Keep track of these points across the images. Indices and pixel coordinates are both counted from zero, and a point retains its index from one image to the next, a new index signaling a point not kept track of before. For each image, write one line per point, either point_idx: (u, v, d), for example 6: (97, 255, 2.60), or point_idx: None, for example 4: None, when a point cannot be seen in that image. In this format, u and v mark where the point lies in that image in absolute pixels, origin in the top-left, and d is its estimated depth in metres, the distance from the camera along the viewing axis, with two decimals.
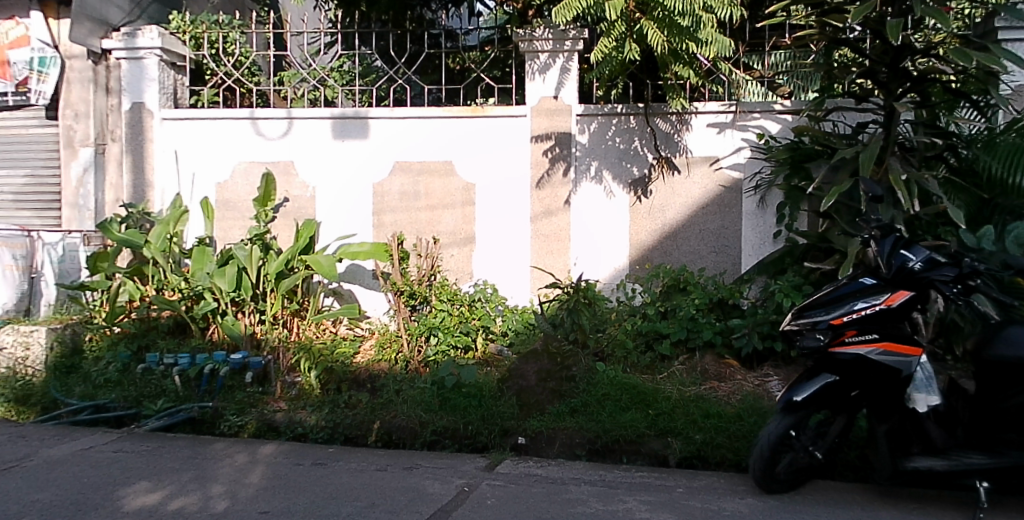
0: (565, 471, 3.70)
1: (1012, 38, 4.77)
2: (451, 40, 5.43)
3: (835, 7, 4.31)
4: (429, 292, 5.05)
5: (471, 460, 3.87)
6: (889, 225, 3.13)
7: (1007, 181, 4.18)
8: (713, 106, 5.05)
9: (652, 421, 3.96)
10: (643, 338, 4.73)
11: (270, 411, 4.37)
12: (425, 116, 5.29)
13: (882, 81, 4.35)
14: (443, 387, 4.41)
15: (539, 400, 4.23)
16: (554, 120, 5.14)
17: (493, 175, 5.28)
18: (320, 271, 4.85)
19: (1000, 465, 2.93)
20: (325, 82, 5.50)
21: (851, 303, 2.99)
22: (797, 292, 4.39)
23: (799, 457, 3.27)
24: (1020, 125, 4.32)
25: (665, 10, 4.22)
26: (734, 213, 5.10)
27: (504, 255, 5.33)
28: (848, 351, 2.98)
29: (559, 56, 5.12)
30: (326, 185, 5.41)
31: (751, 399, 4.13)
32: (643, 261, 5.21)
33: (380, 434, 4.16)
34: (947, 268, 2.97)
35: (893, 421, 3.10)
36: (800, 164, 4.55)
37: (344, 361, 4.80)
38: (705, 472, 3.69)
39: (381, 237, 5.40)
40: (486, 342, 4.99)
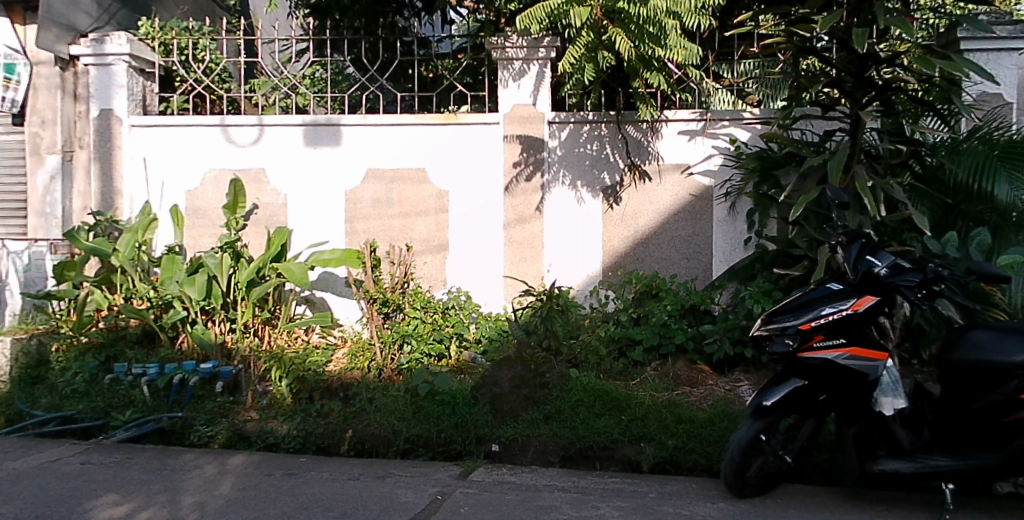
0: (538, 478, 3.70)
1: (974, 48, 4.87)
2: (424, 48, 5.48)
3: (802, 17, 4.38)
4: (402, 300, 5.05)
5: (445, 468, 3.87)
6: (856, 231, 3.17)
7: (973, 188, 4.30)
8: (684, 114, 5.11)
9: (625, 427, 3.97)
10: (616, 345, 4.75)
11: (240, 421, 4.33)
12: (398, 123, 5.28)
13: (848, 90, 4.39)
14: (418, 395, 4.40)
15: (513, 407, 4.19)
16: (526, 127, 5.16)
17: (467, 183, 5.29)
18: (292, 279, 4.80)
19: (965, 466, 2.96)
20: (297, 89, 5.45)
21: (819, 308, 3.03)
22: (767, 298, 4.45)
23: (769, 461, 3.29)
24: (982, 133, 4.45)
25: (633, 18, 4.25)
26: (705, 220, 5.16)
27: (477, 263, 5.33)
28: (816, 356, 3.03)
29: (533, 64, 5.15)
30: (297, 192, 5.38)
31: (723, 404, 4.17)
32: (615, 267, 5.24)
33: (354, 443, 4.14)
34: (911, 274, 3.03)
35: (861, 425, 3.11)
36: (769, 172, 4.62)
37: (317, 369, 4.76)
38: (677, 477, 3.72)
39: (354, 244, 5.38)
40: (460, 349, 4.99)
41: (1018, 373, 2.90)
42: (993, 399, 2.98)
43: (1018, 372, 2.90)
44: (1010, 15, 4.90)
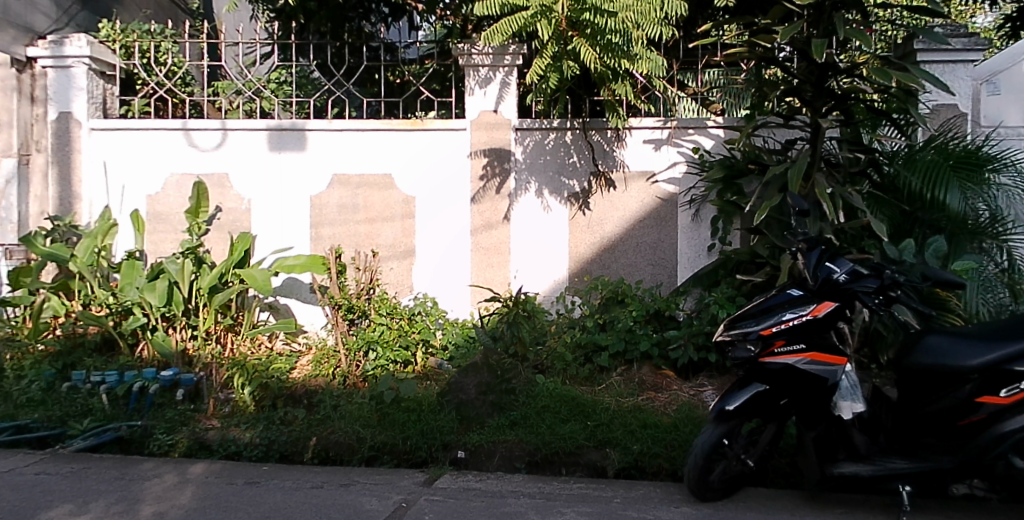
0: (504, 484, 3.69)
1: (930, 60, 4.97)
2: (391, 53, 5.41)
3: (763, 28, 4.46)
4: (368, 306, 5.00)
5: (410, 475, 3.85)
6: (815, 238, 3.23)
7: (927, 196, 4.43)
8: (649, 122, 5.16)
9: (590, 433, 3.99)
10: (582, 351, 4.77)
11: (201, 429, 4.26)
12: (364, 129, 5.26)
13: (808, 100, 4.48)
14: (383, 402, 4.39)
15: (479, 414, 4.20)
16: (493, 134, 5.18)
17: (434, 188, 5.28)
18: (254, 285, 4.74)
19: (922, 469, 3.02)
20: (261, 93, 5.39)
21: (779, 314, 3.08)
22: (731, 304, 4.51)
23: (731, 464, 3.34)
24: (936, 143, 4.61)
25: (597, 30, 4.30)
26: (670, 227, 5.22)
27: (444, 269, 5.33)
28: (777, 361, 3.07)
29: (499, 71, 5.17)
30: (261, 197, 5.32)
31: (687, 409, 4.21)
32: (581, 273, 5.27)
33: (317, 450, 4.08)
34: (869, 280, 3.09)
35: (821, 429, 3.17)
36: (733, 180, 4.67)
37: (281, 376, 4.71)
38: (643, 481, 3.74)
39: (319, 250, 5.33)
40: (426, 356, 4.95)
41: (971, 377, 2.94)
42: (948, 403, 3.03)
43: (972, 376, 2.94)
44: (965, 27, 4.97)
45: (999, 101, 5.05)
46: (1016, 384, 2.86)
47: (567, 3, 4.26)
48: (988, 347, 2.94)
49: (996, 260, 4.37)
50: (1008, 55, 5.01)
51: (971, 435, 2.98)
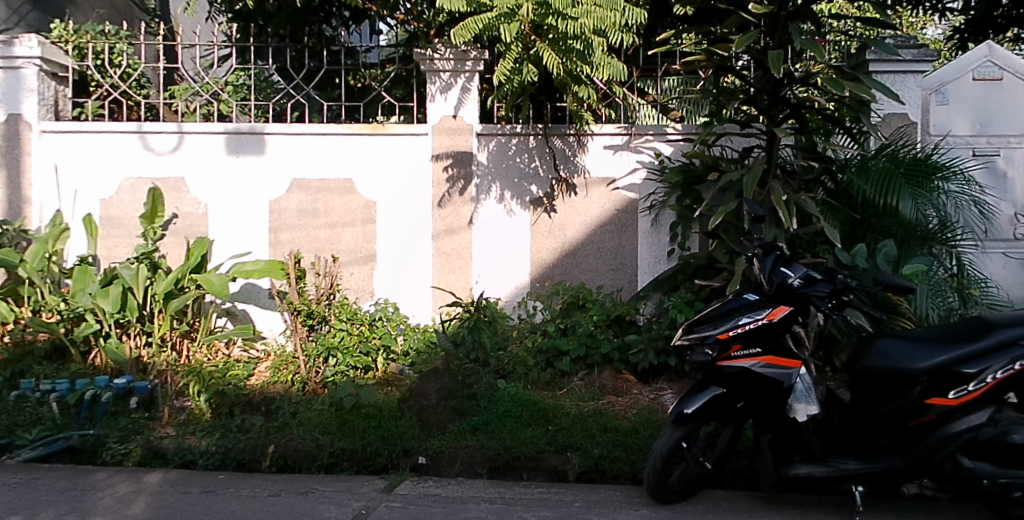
0: (465, 490, 3.68)
1: (881, 70, 5.05)
2: (352, 57, 5.40)
3: (721, 36, 4.54)
4: (328, 312, 4.98)
5: (370, 482, 3.81)
6: (770, 244, 3.29)
7: (879, 203, 4.53)
8: (610, 128, 5.21)
9: (552, 437, 4.00)
10: (543, 356, 4.78)
11: (156, 437, 4.17)
12: (325, 133, 5.22)
13: (764, 108, 4.55)
14: (342, 408, 4.37)
15: (440, 419, 4.18)
16: (455, 139, 5.19)
17: (395, 193, 5.26)
18: (211, 291, 4.67)
19: (873, 469, 3.09)
20: (219, 96, 5.33)
21: (736, 318, 3.11)
22: (689, 309, 4.57)
23: (689, 468, 3.38)
24: (888, 151, 4.74)
25: (560, 34, 4.33)
26: (630, 232, 5.27)
27: (405, 274, 5.31)
28: (734, 365, 3.10)
29: (460, 76, 5.17)
30: (218, 201, 5.24)
31: (646, 413, 4.25)
32: (543, 278, 5.30)
33: (275, 458, 4.00)
34: (822, 284, 3.15)
35: (777, 430, 3.25)
36: (690, 187, 4.76)
37: (238, 383, 4.65)
38: (603, 485, 3.74)
39: (277, 256, 5.28)
40: (387, 362, 4.93)
41: (922, 379, 3.00)
42: (900, 404, 3.09)
43: (923, 378, 3.00)
44: (915, 38, 5.08)
45: (947, 111, 5.19)
46: (964, 385, 2.95)
47: (532, 7, 4.27)
48: (938, 349, 3.01)
49: (945, 265, 4.51)
50: (955, 66, 5.17)
51: (921, 435, 3.07)
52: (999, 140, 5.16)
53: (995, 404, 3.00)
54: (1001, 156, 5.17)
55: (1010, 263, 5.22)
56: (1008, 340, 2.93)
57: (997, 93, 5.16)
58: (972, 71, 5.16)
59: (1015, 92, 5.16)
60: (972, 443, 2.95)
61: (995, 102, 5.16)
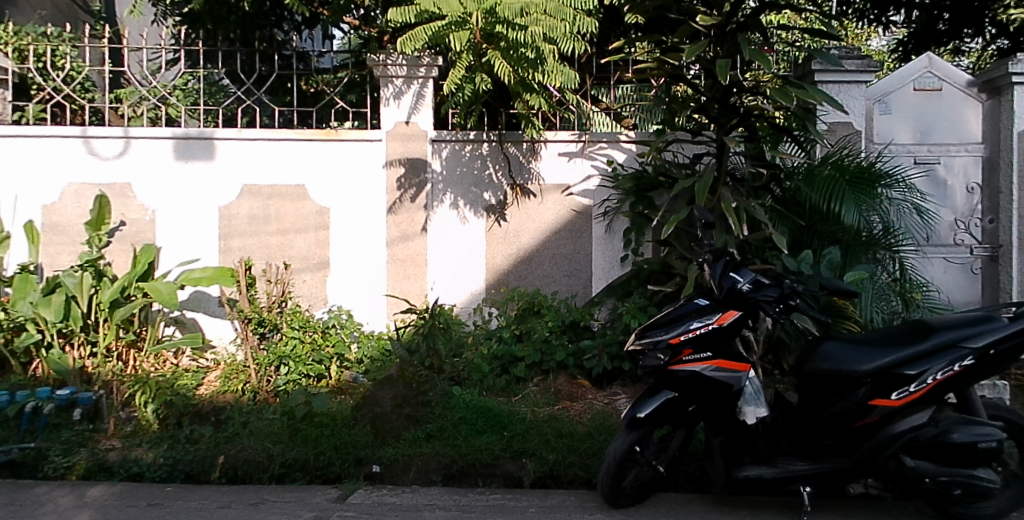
0: (419, 498, 3.66)
1: (827, 80, 5.18)
2: (304, 62, 5.32)
3: (672, 46, 4.61)
4: (280, 319, 4.91)
5: (322, 491, 3.76)
6: (720, 249, 3.33)
7: (827, 210, 4.62)
8: (564, 135, 5.26)
9: (507, 444, 4.01)
10: (498, 362, 4.79)
11: (101, 450, 4.05)
12: (276, 138, 5.16)
13: (714, 116, 4.63)
14: (294, 417, 4.32)
15: (395, 427, 4.15)
16: (409, 145, 5.18)
17: (349, 199, 5.23)
18: (159, 299, 4.57)
19: (820, 470, 3.16)
20: (167, 100, 5.22)
21: (687, 322, 3.16)
22: (643, 313, 4.62)
23: (643, 471, 3.40)
24: (833, 160, 4.81)
25: (511, 43, 4.36)
26: (584, 238, 5.33)
27: (359, 281, 5.27)
28: (685, 369, 3.15)
29: (414, 83, 5.17)
30: (166, 207, 5.14)
31: (601, 418, 4.28)
32: (498, 284, 5.32)
33: (225, 469, 3.91)
34: (770, 289, 3.21)
35: (727, 433, 3.30)
36: (643, 193, 4.84)
37: (186, 393, 4.57)
38: (558, 491, 3.75)
39: (228, 262, 5.20)
40: (341, 370, 4.88)
41: (865, 381, 3.08)
42: (844, 406, 3.16)
43: (865, 380, 3.08)
44: (859, 49, 5.19)
45: (890, 120, 5.35)
46: (906, 386, 3.04)
47: (481, 15, 4.31)
48: (879, 352, 3.09)
49: (889, 269, 4.66)
50: (897, 76, 5.30)
51: (866, 435, 3.15)
52: (939, 148, 5.34)
53: (935, 404, 3.10)
54: (941, 164, 5.35)
55: (950, 267, 5.40)
56: (946, 343, 3.04)
57: (937, 102, 5.33)
58: (914, 81, 5.30)
59: (954, 101, 5.33)
60: (913, 442, 3.05)
61: (936, 112, 5.33)
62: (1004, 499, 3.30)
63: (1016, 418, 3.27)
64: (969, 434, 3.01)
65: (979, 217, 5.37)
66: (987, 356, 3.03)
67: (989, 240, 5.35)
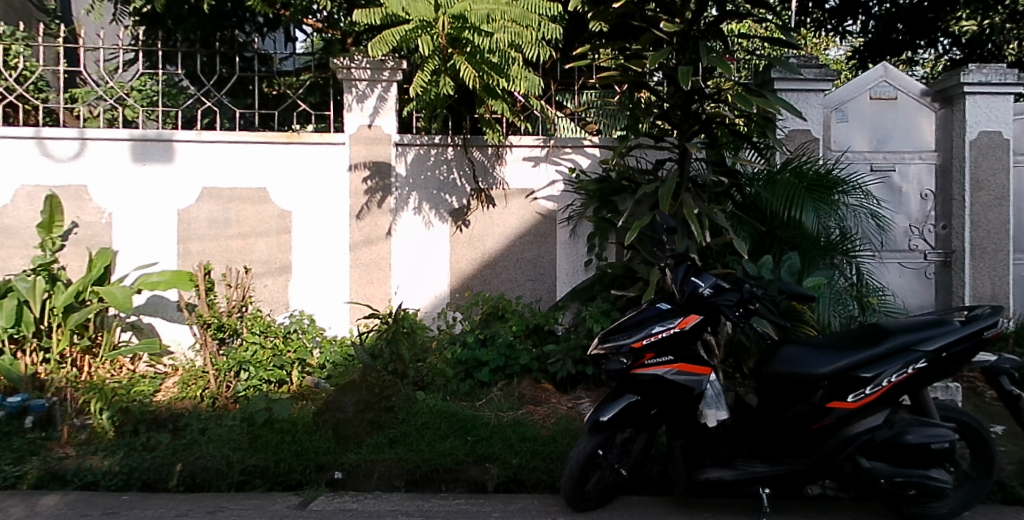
0: (381, 504, 3.63)
1: (786, 88, 5.25)
2: (266, 64, 5.30)
3: (635, 53, 4.65)
4: (240, 324, 4.86)
5: (283, 499, 3.70)
6: (682, 254, 3.36)
7: (786, 216, 4.67)
8: (528, 140, 5.29)
9: (470, 448, 3.99)
10: (462, 367, 4.78)
11: (54, 458, 3.95)
12: (237, 141, 5.11)
13: (677, 123, 4.68)
14: (254, 423, 4.26)
15: (357, 432, 4.12)
16: (373, 148, 5.15)
17: (311, 203, 5.18)
18: (113, 302, 4.50)
19: (778, 472, 3.21)
20: (124, 101, 5.12)
21: (650, 326, 3.18)
22: (606, 318, 4.64)
23: (605, 474, 3.43)
24: (792, 166, 4.88)
25: (476, 48, 4.36)
26: (549, 243, 5.35)
27: (322, 286, 5.22)
28: (648, 373, 3.16)
29: (377, 86, 5.16)
30: (122, 210, 5.04)
31: (564, 422, 4.29)
32: (462, 289, 5.31)
33: (183, 476, 3.85)
34: (730, 293, 3.25)
35: (687, 436, 3.32)
36: (607, 198, 4.89)
37: (143, 400, 4.47)
38: (521, 495, 3.75)
39: (187, 267, 5.11)
40: (303, 375, 4.85)
41: (822, 384, 3.12)
42: (803, 408, 3.20)
43: (823, 382, 3.12)
44: (817, 59, 5.29)
45: (847, 128, 5.46)
46: (862, 389, 3.09)
47: (448, 20, 4.31)
48: (837, 355, 3.14)
49: (846, 274, 4.73)
50: (854, 85, 5.41)
51: (823, 437, 3.19)
52: (895, 156, 5.46)
53: (890, 406, 3.17)
54: (897, 171, 5.47)
55: (905, 272, 5.52)
56: (900, 347, 3.11)
57: (892, 111, 5.46)
58: (870, 90, 5.42)
59: (909, 110, 5.47)
60: (869, 444, 3.11)
61: (891, 121, 5.46)
62: (956, 499, 3.38)
63: (967, 420, 3.34)
64: (923, 435, 3.08)
65: (933, 223, 5.50)
66: (940, 359, 3.11)
67: (942, 245, 5.49)
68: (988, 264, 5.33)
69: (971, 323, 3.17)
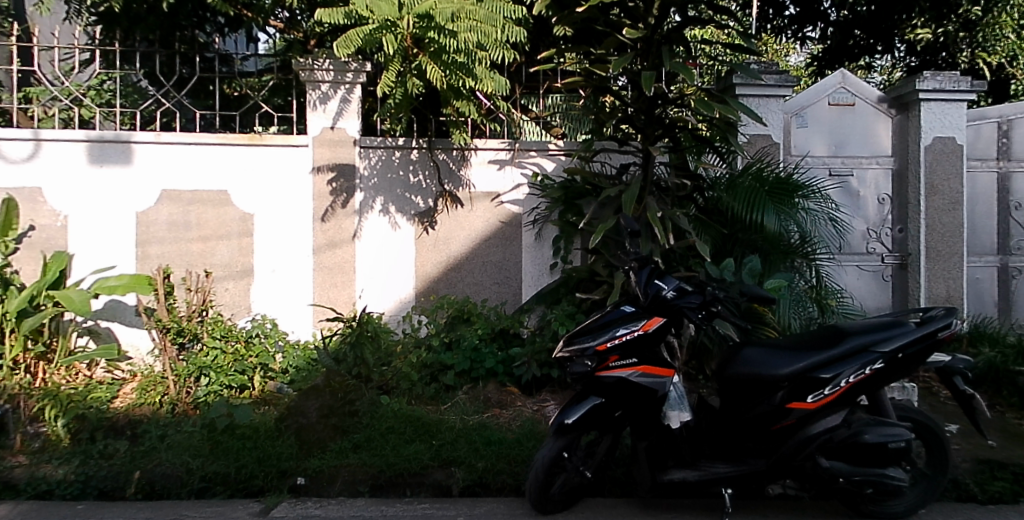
0: (344, 510, 3.60)
1: (747, 94, 5.33)
2: (227, 65, 5.18)
3: (599, 57, 4.68)
4: (200, 329, 4.78)
5: (244, 506, 3.65)
6: (645, 256, 3.37)
7: (747, 219, 4.73)
8: (493, 143, 5.30)
9: (435, 452, 3.96)
10: (428, 370, 4.76)
11: (6, 467, 3.86)
12: (198, 142, 5.03)
13: (640, 127, 4.75)
14: (215, 429, 4.20)
15: (320, 438, 4.08)
16: (337, 151, 5.12)
17: (274, 206, 5.13)
18: (71, 307, 4.40)
19: (740, 472, 3.24)
20: (80, 101, 5.04)
21: (613, 329, 3.20)
22: (570, 320, 4.66)
23: (570, 477, 3.43)
24: (752, 170, 4.92)
25: (441, 48, 4.36)
26: (514, 246, 5.36)
27: (285, 290, 5.17)
28: (612, 375, 3.18)
29: (341, 88, 5.13)
30: (79, 212, 4.94)
31: (530, 425, 4.29)
32: (428, 292, 5.29)
33: (141, 484, 3.77)
34: (692, 296, 3.27)
35: (652, 437, 3.32)
36: (572, 202, 4.92)
37: (100, 407, 4.37)
38: (486, 499, 3.74)
39: (145, 270, 5.03)
40: (265, 380, 4.82)
41: (783, 384, 3.17)
42: (764, 409, 3.23)
43: (783, 383, 3.17)
44: (777, 65, 5.38)
45: (807, 133, 5.55)
46: (821, 389, 3.15)
47: (413, 19, 4.28)
48: (796, 356, 3.19)
49: (806, 277, 4.81)
50: (813, 91, 5.51)
51: (784, 437, 3.23)
52: (853, 161, 5.58)
53: (848, 406, 3.23)
54: (854, 176, 5.59)
55: (863, 275, 5.64)
56: (858, 348, 3.17)
57: (850, 117, 5.57)
58: (829, 96, 5.52)
59: (867, 116, 5.59)
60: (828, 443, 3.16)
61: (850, 126, 5.57)
62: (912, 498, 3.44)
63: (923, 418, 3.41)
64: (880, 434, 3.14)
65: (890, 227, 5.63)
66: (896, 359, 3.18)
67: (898, 248, 5.62)
68: (944, 266, 5.45)
69: (926, 325, 3.25)
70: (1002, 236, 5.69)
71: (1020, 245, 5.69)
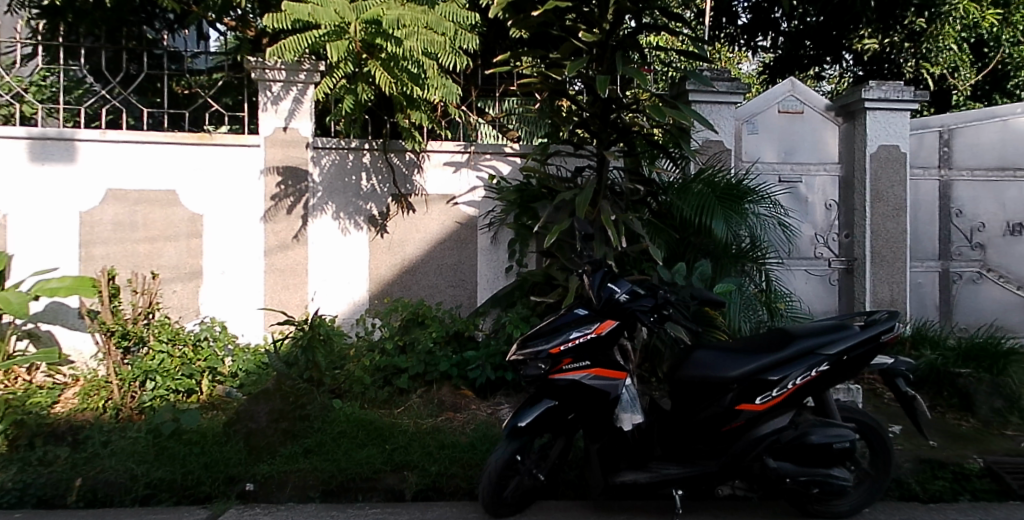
0: (294, 515, 3.55)
1: (700, 100, 5.41)
2: (176, 62, 5.13)
3: (554, 61, 4.72)
4: (146, 332, 4.68)
5: (190, 512, 3.58)
6: (598, 260, 3.40)
7: (699, 224, 4.81)
8: (449, 146, 5.32)
9: (388, 456, 3.92)
10: (381, 374, 4.72)
11: None
12: (146, 141, 4.93)
13: (595, 131, 4.80)
14: (160, 435, 4.11)
15: (270, 442, 4.00)
16: (289, 151, 5.08)
17: (225, 206, 5.04)
18: (9, 309, 4.27)
19: (691, 473, 3.26)
20: (21, 97, 4.90)
21: (567, 332, 3.21)
22: (524, 323, 4.68)
23: (524, 480, 3.42)
24: (705, 175, 4.99)
25: (391, 55, 4.34)
26: (469, 248, 5.36)
27: (235, 293, 5.08)
28: (565, 378, 3.19)
29: (293, 87, 5.08)
30: (19, 211, 4.78)
31: (484, 427, 4.29)
32: (382, 295, 5.26)
33: (83, 492, 3.67)
34: (645, 299, 3.30)
35: (605, 440, 3.34)
36: (528, 205, 4.94)
37: (40, 412, 4.24)
38: (438, 503, 3.73)
39: (89, 272, 4.90)
40: (213, 384, 4.75)
41: (733, 386, 3.23)
42: (714, 410, 3.28)
43: (732, 385, 3.22)
44: (729, 72, 5.43)
45: (757, 139, 5.66)
46: (769, 391, 3.21)
47: (361, 26, 4.30)
48: (746, 358, 3.25)
49: (756, 280, 4.90)
50: (764, 98, 5.63)
51: (733, 438, 3.28)
52: (801, 168, 5.71)
53: (795, 407, 3.30)
54: (803, 182, 5.72)
55: (811, 279, 5.77)
56: (805, 350, 3.25)
57: (800, 124, 5.71)
58: (778, 103, 5.65)
59: (815, 124, 5.73)
60: (775, 444, 3.22)
61: (799, 133, 5.70)
62: (855, 498, 3.52)
63: (866, 420, 3.49)
64: (825, 435, 3.21)
65: (837, 232, 5.77)
66: (841, 361, 3.26)
67: (845, 253, 5.76)
68: (891, 271, 5.61)
69: (870, 328, 3.34)
70: (944, 242, 5.88)
71: (960, 251, 5.88)
